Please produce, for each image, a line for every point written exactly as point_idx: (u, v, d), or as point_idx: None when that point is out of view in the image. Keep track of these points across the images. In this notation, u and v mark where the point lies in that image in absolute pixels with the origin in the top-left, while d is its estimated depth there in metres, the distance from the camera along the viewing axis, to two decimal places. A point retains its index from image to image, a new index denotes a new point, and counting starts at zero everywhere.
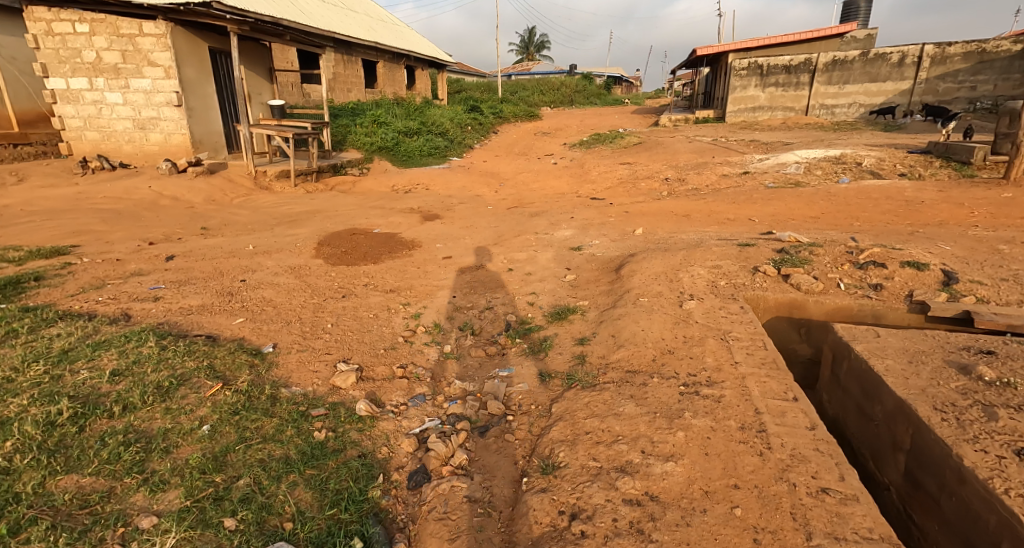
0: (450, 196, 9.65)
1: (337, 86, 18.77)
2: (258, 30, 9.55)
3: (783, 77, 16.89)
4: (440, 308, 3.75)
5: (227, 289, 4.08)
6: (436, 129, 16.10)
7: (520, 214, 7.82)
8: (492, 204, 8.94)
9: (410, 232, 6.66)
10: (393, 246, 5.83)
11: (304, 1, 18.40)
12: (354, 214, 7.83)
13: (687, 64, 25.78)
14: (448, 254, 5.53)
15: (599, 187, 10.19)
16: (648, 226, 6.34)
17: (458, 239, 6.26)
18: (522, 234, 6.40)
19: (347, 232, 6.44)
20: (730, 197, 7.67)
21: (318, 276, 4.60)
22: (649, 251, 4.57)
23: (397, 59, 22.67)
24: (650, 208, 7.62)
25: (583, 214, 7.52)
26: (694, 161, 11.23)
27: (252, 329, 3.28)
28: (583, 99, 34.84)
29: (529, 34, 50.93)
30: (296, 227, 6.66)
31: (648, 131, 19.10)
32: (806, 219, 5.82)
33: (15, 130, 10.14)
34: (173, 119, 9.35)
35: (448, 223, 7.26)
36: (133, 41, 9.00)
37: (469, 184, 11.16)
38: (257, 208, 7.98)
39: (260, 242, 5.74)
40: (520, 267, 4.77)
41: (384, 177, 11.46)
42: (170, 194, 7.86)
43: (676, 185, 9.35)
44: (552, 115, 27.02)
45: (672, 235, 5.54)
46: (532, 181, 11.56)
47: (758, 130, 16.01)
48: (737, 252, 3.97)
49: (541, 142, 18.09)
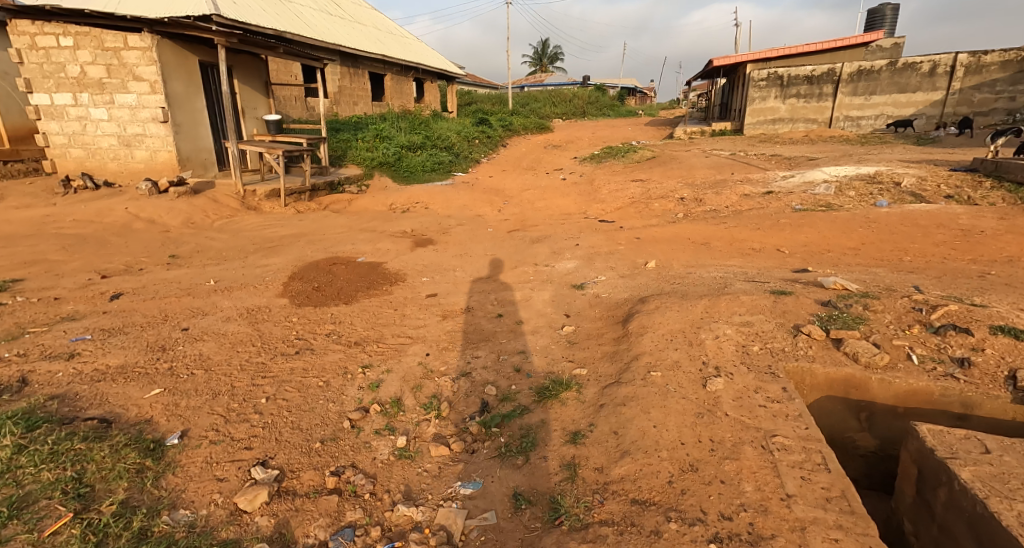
0: (449, 217, 9.08)
1: (343, 100, 18.45)
2: (248, 41, 9.10)
3: (805, 88, 16.09)
4: (407, 373, 3.09)
5: (160, 341, 3.46)
6: (441, 143, 15.61)
7: (521, 239, 7.19)
8: (492, 227, 8.33)
9: (396, 262, 6.06)
10: (373, 280, 5.23)
11: (310, 14, 18.19)
12: (342, 238, 7.26)
13: (703, 75, 25.10)
14: (433, 290, 4.90)
15: (609, 207, 9.53)
16: (662, 257, 5.65)
17: (447, 271, 5.64)
18: (520, 265, 5.75)
19: (327, 262, 5.86)
20: (753, 221, 6.95)
21: (276, 322, 3.99)
22: (662, 295, 3.88)
23: (406, 72, 22.35)
24: (663, 233, 6.94)
25: (590, 240, 6.86)
26: (712, 178, 10.52)
27: (165, 407, 2.60)
28: (595, 111, 34.24)
29: (542, 46, 50.81)
30: (273, 256, 6.11)
31: (661, 144, 18.41)
32: (844, 251, 5.08)
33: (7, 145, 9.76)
34: (159, 136, 8.95)
35: (441, 250, 6.65)
36: (119, 55, 8.68)
37: (471, 203, 10.55)
38: (238, 231, 7.47)
39: (226, 275, 5.19)
40: (511, 312, 4.11)
41: (382, 195, 10.93)
42: (147, 216, 7.40)
43: (693, 206, 8.64)
44: (564, 127, 26.47)
45: (689, 271, 4.84)
46: (538, 199, 10.92)
47: (778, 144, 15.22)
48: (771, 304, 3.24)
49: (551, 156, 17.50)
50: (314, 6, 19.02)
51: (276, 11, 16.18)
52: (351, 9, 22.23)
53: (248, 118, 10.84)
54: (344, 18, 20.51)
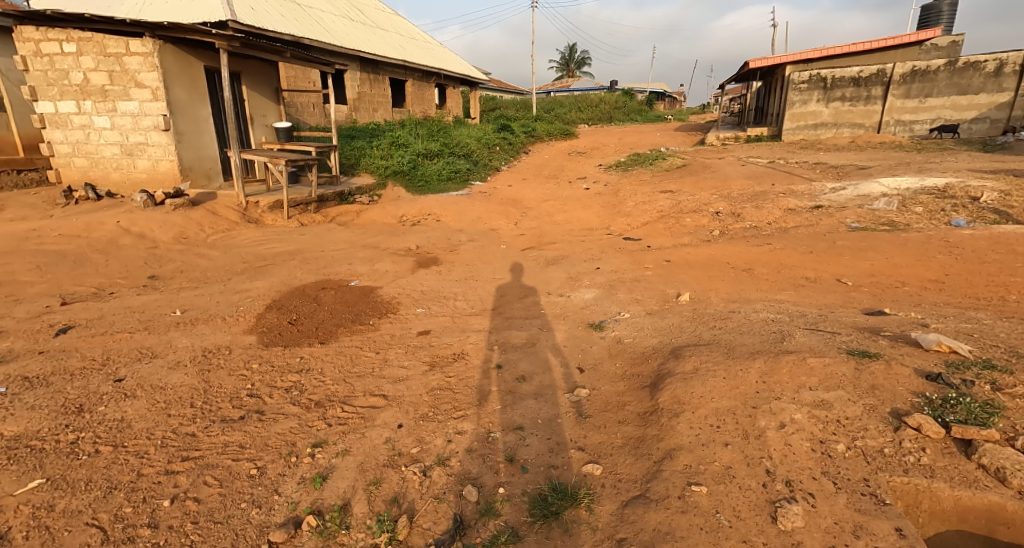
0: (461, 232, 8.46)
1: (362, 106, 18.13)
2: (252, 45, 8.62)
3: (851, 91, 15.03)
4: (367, 458, 2.37)
5: (80, 400, 2.83)
6: (460, 151, 15.06)
7: (534, 260, 6.48)
8: (505, 244, 7.66)
9: (392, 287, 5.44)
10: (361, 311, 4.60)
11: (330, 20, 17.95)
12: (340, 257, 6.70)
13: (738, 78, 23.98)
14: (426, 327, 4.22)
15: (634, 222, 8.73)
16: (696, 286, 4.86)
17: (446, 299, 4.98)
18: (530, 294, 5.03)
19: (315, 287, 5.28)
20: (801, 242, 6.07)
21: (231, 369, 3.34)
22: (702, 347, 3.09)
23: (428, 78, 21.97)
24: (696, 256, 6.13)
25: (612, 262, 6.09)
26: (750, 190, 9.60)
27: (30, 514, 1.95)
28: (623, 116, 33.29)
29: (569, 51, 50.23)
30: (259, 279, 5.55)
31: (692, 151, 17.48)
32: (923, 285, 4.18)
33: (21, 154, 9.70)
34: (161, 145, 8.60)
35: (445, 272, 5.98)
36: (121, 61, 8.35)
37: (486, 215, 9.91)
38: (231, 247, 7.00)
39: (199, 303, 4.63)
40: (512, 362, 3.39)
41: (393, 207, 10.40)
42: (138, 229, 6.99)
43: (730, 222, 7.77)
44: (590, 133, 25.70)
45: (732, 309, 4.03)
46: (558, 212, 10.20)
47: (821, 151, 14.16)
48: (852, 373, 2.42)
49: (575, 163, 16.73)
50: (335, 12, 18.81)
51: (296, 17, 15.94)
52: (374, 15, 21.99)
53: (257, 126, 10.46)
54: (366, 24, 20.26)
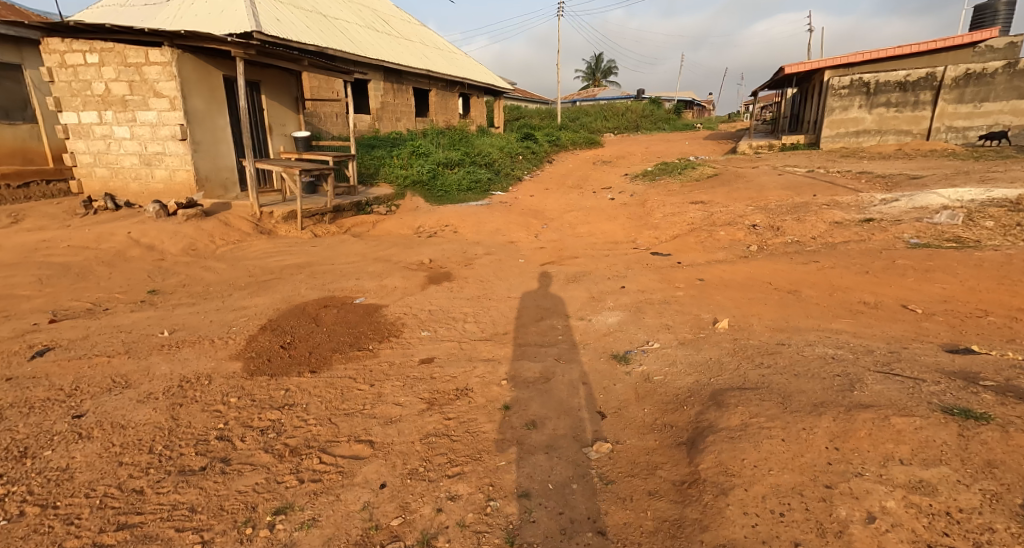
0: (478, 245, 8.13)
1: (385, 116, 18.09)
2: (269, 53, 8.45)
3: (898, 96, 14.62)
4: (337, 533, 1.94)
5: (27, 442, 2.48)
6: (481, 160, 14.80)
7: (552, 277, 6.03)
8: (524, 259, 7.27)
9: (399, 306, 5.07)
10: (363, 334, 4.22)
11: (355, 30, 18.02)
12: (349, 271, 6.40)
13: (772, 85, 23.27)
14: (430, 356, 3.79)
15: (663, 236, 8.18)
16: (734, 310, 4.33)
17: (454, 321, 4.56)
18: (546, 317, 4.56)
19: (318, 305, 4.95)
20: (852, 259, 5.45)
21: (206, 404, 2.95)
22: (749, 392, 2.58)
23: (452, 87, 21.88)
24: (732, 274, 5.58)
25: (639, 280, 5.58)
26: (789, 201, 8.99)
27: None
28: (649, 125, 32.60)
29: (595, 61, 49.94)
30: (261, 295, 5.25)
31: (724, 160, 16.86)
32: (1009, 317, 3.59)
33: (50, 165, 9.88)
34: (178, 155, 8.50)
35: (457, 290, 5.57)
36: (140, 71, 8.24)
37: (505, 227, 9.55)
38: (240, 259, 6.77)
39: (191, 322, 4.31)
40: (522, 401, 2.94)
41: (411, 218, 10.14)
42: (148, 241, 6.82)
43: (768, 237, 7.18)
44: (616, 142, 25.21)
45: (778, 341, 3.50)
46: (581, 224, 9.75)
47: (865, 160, 13.39)
48: (958, 443, 1.87)
49: (600, 173, 16.26)
50: (360, 23, 18.92)
51: (320, 28, 16.00)
52: (399, 26, 22.05)
53: (276, 136, 10.36)
54: (391, 34, 20.30)
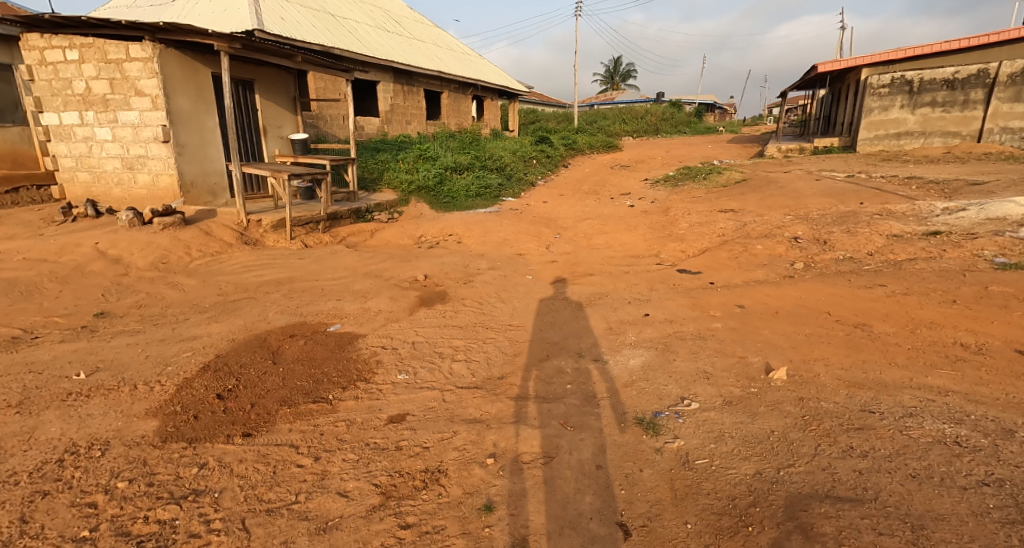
0: (483, 259, 7.41)
1: (395, 119, 17.53)
2: (257, 47, 7.72)
3: (944, 95, 14.05)
4: None
5: None
6: (492, 165, 14.10)
7: (562, 300, 5.21)
8: (531, 277, 6.49)
9: (379, 335, 4.29)
10: (325, 378, 3.42)
11: (365, 30, 17.51)
12: (333, 289, 5.68)
13: (804, 86, 22.38)
14: (402, 413, 2.97)
15: (689, 250, 7.30)
16: (788, 352, 3.46)
17: (439, 360, 3.76)
18: (552, 356, 3.74)
19: (283, 335, 4.19)
20: (927, 282, 4.52)
21: (80, 493, 2.14)
22: (849, 514, 1.71)
23: (464, 89, 21.26)
24: (776, 299, 4.70)
25: (664, 306, 4.72)
26: (832, 211, 8.09)
27: None
28: (670, 127, 31.51)
29: (615, 64, 49.08)
30: (221, 319, 4.50)
31: (752, 164, 15.96)
32: None
33: (43, 170, 9.21)
34: (161, 158, 7.86)
35: (450, 315, 4.77)
36: (121, 67, 7.62)
37: (514, 238, 8.82)
38: (215, 274, 6.07)
39: (123, 357, 3.56)
40: (510, 502, 2.10)
41: (412, 227, 9.50)
42: (116, 253, 6.17)
43: (813, 253, 6.27)
44: (635, 145, 24.32)
45: (860, 406, 2.61)
46: (596, 234, 8.93)
47: (911, 166, 12.38)
48: None
49: (618, 177, 15.41)
50: (371, 23, 18.43)
51: (327, 27, 15.49)
52: (412, 27, 21.52)
53: (271, 138, 9.73)
54: (403, 35, 19.76)
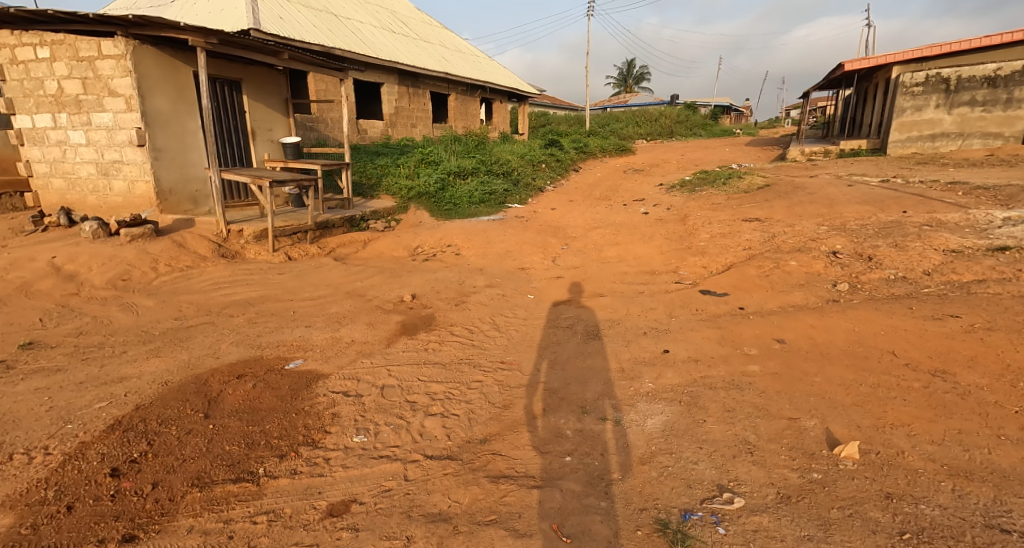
0: (482, 275, 6.77)
1: (399, 122, 16.97)
2: (237, 43, 7.04)
3: (985, 93, 13.16)
4: None
5: None
6: (498, 169, 13.50)
7: (566, 329, 4.49)
8: (534, 297, 5.82)
9: (345, 376, 3.59)
10: (261, 440, 2.71)
11: (369, 30, 16.98)
12: (308, 311, 5.04)
13: (827, 87, 21.46)
14: (346, 501, 2.27)
15: (711, 265, 6.55)
16: (852, 413, 2.70)
17: (409, 414, 3.05)
18: (549, 412, 3.01)
19: (229, 375, 3.51)
20: (1009, 313, 3.75)
21: None
22: None
23: (473, 91, 20.67)
24: (821, 331, 3.94)
25: (686, 340, 3.99)
26: (870, 223, 7.32)
27: None
28: (685, 130, 30.60)
29: (627, 66, 48.39)
30: (164, 352, 3.83)
31: (774, 168, 15.13)
32: None
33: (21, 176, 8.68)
34: (137, 163, 7.26)
35: (434, 350, 4.07)
36: (93, 66, 7.04)
37: (517, 249, 8.21)
38: (182, 292, 5.44)
39: (21, 410, 2.89)
40: None
41: (409, 237, 8.95)
42: (74, 268, 5.56)
43: (857, 273, 5.50)
44: (649, 148, 23.54)
45: (976, 520, 1.86)
46: (607, 245, 8.21)
47: (950, 171, 11.50)
48: None
49: (631, 182, 14.68)
50: (376, 23, 17.91)
51: (330, 27, 14.95)
52: (419, 27, 21.02)
53: (260, 141, 9.14)
54: (409, 36, 19.24)
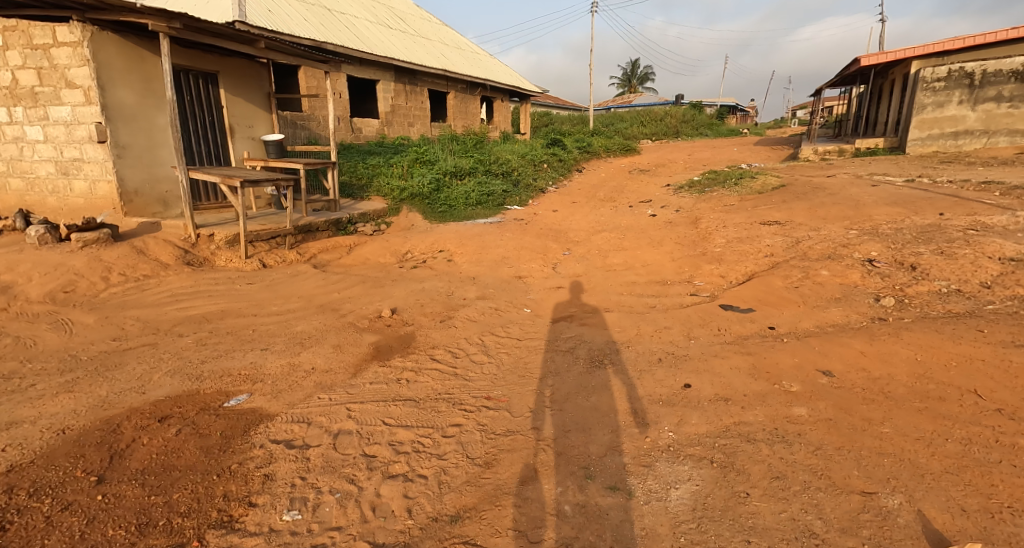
0: (475, 286, 6.16)
1: (395, 121, 16.38)
2: (204, 28, 6.37)
3: (1012, 88, 12.40)
4: None
5: None
6: (498, 169, 12.87)
7: (566, 355, 3.83)
8: (531, 312, 5.20)
9: (295, 418, 2.90)
10: (159, 521, 2.03)
11: (365, 26, 16.38)
12: (272, 329, 4.40)
13: (839, 84, 20.72)
14: None
15: (730, 275, 5.88)
16: (946, 487, 2.03)
17: (362, 477, 2.37)
18: (543, 475, 2.34)
19: (149, 416, 2.80)
20: None
21: None
22: None
23: (473, 90, 20.05)
24: (875, 361, 3.27)
25: (711, 372, 3.31)
26: (903, 227, 6.65)
27: None
28: (691, 130, 29.89)
29: (631, 66, 47.76)
30: (80, 385, 3.17)
31: (787, 168, 14.43)
32: None
33: None
34: (98, 161, 6.61)
35: (408, 382, 3.41)
36: (49, 54, 6.41)
37: (515, 255, 7.58)
38: (132, 305, 4.81)
39: None
40: None
41: (399, 242, 8.35)
42: (13, 279, 4.94)
43: (900, 286, 4.83)
44: (654, 148, 22.83)
45: None
46: (612, 251, 7.56)
47: (976, 172, 10.78)
48: None
49: (637, 182, 14.01)
50: (371, 19, 17.30)
51: (322, 21, 14.35)
52: (418, 24, 20.42)
53: (239, 139, 8.50)
54: (407, 32, 18.65)
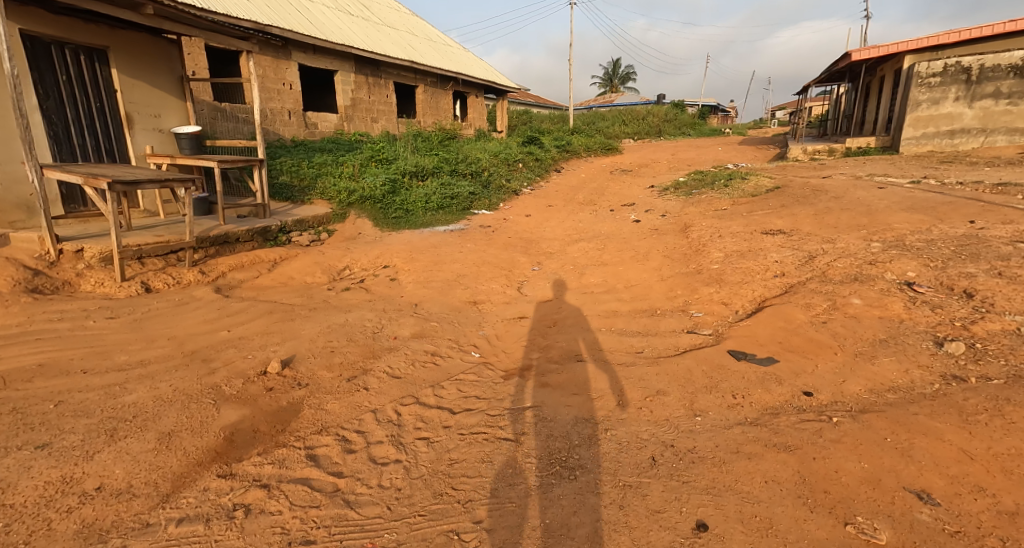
0: (416, 316, 4.87)
1: (356, 116, 14.95)
2: None
3: (1012, 83, 11.53)
4: None
5: None
6: (465, 168, 11.55)
7: (514, 448, 2.55)
8: (481, 359, 3.93)
9: None
10: None
11: (322, 11, 14.89)
12: (95, 397, 3.03)
13: (825, 82, 19.86)
14: None
15: (735, 302, 4.68)
16: None
17: None
18: None
19: None
20: None
21: None
22: None
23: (444, 83, 18.66)
24: (996, 474, 2.05)
25: (738, 495, 2.06)
26: (935, 240, 5.52)
27: None
28: (674, 129, 28.99)
29: (613, 65, 46.96)
30: None
31: (776, 168, 13.44)
32: None
33: None
34: None
35: (247, 515, 2.08)
36: None
37: (474, 272, 6.30)
38: None
39: None
40: None
41: (337, 254, 6.99)
42: None
43: (961, 323, 3.66)
44: (636, 147, 21.83)
45: None
46: (590, 267, 6.35)
47: (982, 174, 9.85)
48: None
49: (619, 183, 12.86)
50: (330, 4, 15.82)
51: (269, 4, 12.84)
52: (385, 13, 18.97)
53: (140, 130, 7.03)
54: (371, 21, 17.19)
